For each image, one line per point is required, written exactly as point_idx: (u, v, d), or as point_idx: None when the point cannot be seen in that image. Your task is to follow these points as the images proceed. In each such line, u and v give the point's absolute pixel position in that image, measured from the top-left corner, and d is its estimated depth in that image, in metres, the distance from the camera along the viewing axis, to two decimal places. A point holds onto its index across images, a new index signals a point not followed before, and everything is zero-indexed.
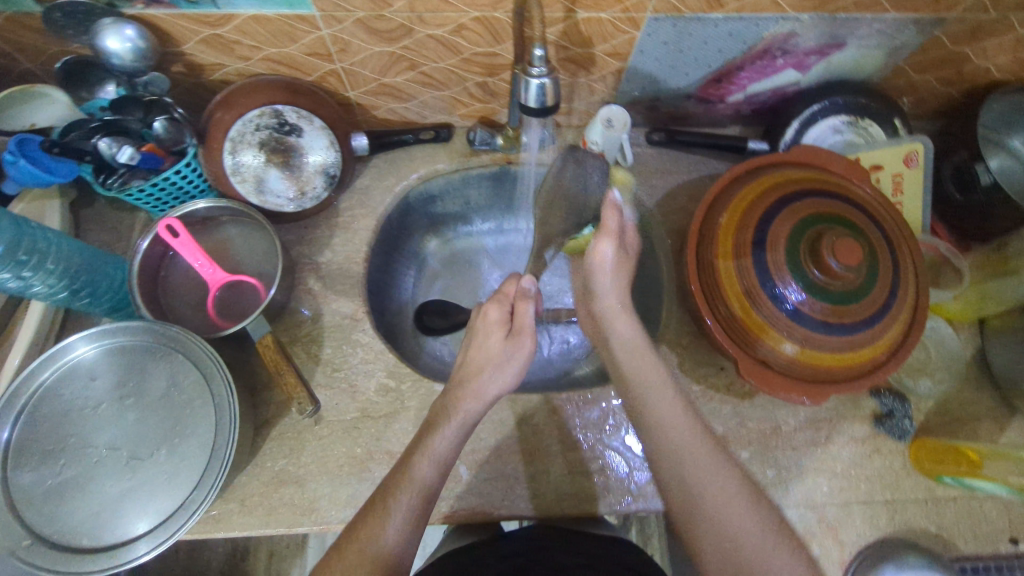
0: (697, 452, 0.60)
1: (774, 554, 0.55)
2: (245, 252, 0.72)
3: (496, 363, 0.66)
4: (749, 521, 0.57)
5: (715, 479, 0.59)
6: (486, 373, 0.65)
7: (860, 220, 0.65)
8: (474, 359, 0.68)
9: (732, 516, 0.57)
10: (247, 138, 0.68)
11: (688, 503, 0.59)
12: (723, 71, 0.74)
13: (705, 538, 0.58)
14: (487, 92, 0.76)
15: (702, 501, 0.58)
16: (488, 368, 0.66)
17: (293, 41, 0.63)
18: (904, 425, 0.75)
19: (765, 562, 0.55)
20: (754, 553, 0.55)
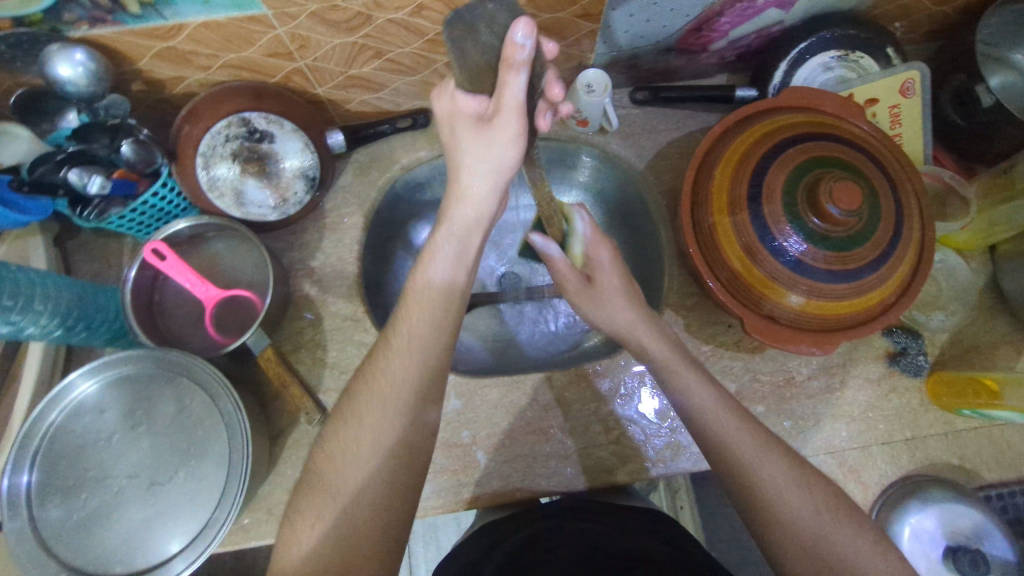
0: (746, 439, 0.57)
1: (839, 530, 0.52)
2: (235, 266, 0.71)
3: (476, 154, 0.54)
4: (806, 501, 0.54)
5: (770, 463, 0.55)
6: (473, 156, 0.54)
7: (858, 160, 0.62)
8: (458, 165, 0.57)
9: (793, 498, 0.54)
10: (219, 151, 0.66)
11: (747, 492, 0.55)
12: (702, 19, 0.70)
13: (770, 520, 0.53)
14: (459, 70, 0.73)
15: (757, 481, 0.55)
16: (469, 156, 0.55)
17: (250, 44, 0.60)
18: (920, 361, 0.73)
19: (830, 539, 0.52)
20: (820, 535, 0.52)
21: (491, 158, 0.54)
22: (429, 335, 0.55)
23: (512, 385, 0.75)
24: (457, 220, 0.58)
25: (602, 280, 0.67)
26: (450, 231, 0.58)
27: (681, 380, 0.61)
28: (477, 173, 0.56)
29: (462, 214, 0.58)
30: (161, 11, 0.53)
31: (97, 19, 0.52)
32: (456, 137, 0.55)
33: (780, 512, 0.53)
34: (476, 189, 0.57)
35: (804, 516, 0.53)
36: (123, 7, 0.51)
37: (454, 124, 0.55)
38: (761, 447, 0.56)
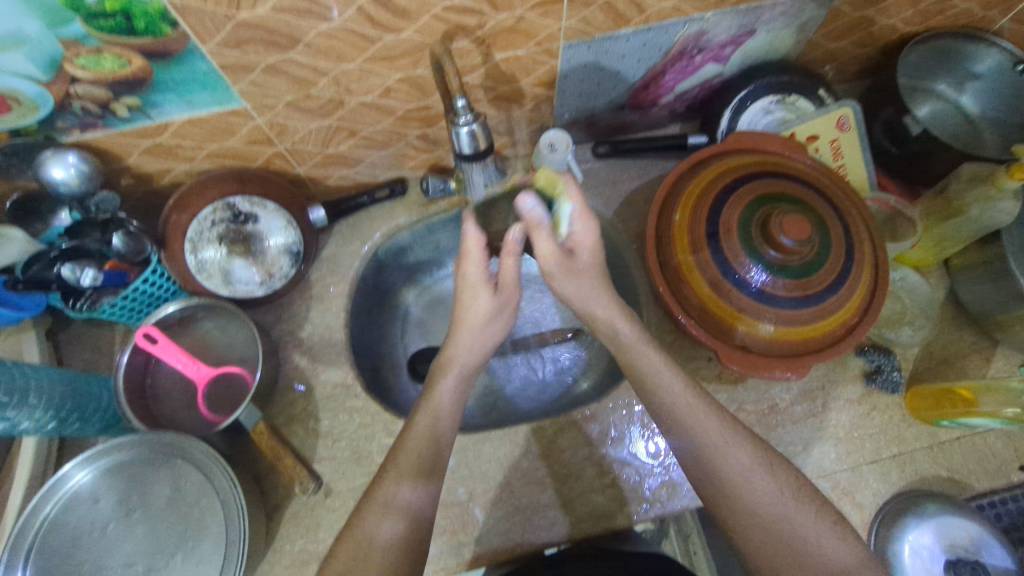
0: (715, 432, 0.60)
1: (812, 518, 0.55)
2: (225, 344, 0.72)
3: (483, 320, 0.67)
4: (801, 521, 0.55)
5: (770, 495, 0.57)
6: (479, 319, 0.67)
7: (804, 194, 0.67)
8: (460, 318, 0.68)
9: (757, 491, 0.57)
10: (206, 235, 0.69)
11: (724, 497, 0.58)
12: (648, 78, 0.76)
13: (738, 509, 0.57)
14: (430, 141, 0.78)
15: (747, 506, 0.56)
16: (477, 323, 0.67)
17: (231, 135, 0.64)
18: (895, 377, 0.76)
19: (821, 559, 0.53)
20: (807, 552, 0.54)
21: (490, 321, 0.68)
22: (443, 432, 0.61)
23: (504, 437, 0.75)
24: (464, 368, 0.65)
25: (583, 256, 0.67)
26: (454, 377, 0.65)
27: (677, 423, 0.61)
28: (478, 336, 0.67)
29: (462, 363, 0.66)
30: (148, 113, 0.57)
31: (87, 124, 0.56)
32: (474, 303, 0.67)
33: (746, 505, 0.56)
34: (478, 344, 0.67)
35: (764, 507, 0.56)
36: (113, 112, 0.56)
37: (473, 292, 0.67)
38: (727, 437, 0.59)
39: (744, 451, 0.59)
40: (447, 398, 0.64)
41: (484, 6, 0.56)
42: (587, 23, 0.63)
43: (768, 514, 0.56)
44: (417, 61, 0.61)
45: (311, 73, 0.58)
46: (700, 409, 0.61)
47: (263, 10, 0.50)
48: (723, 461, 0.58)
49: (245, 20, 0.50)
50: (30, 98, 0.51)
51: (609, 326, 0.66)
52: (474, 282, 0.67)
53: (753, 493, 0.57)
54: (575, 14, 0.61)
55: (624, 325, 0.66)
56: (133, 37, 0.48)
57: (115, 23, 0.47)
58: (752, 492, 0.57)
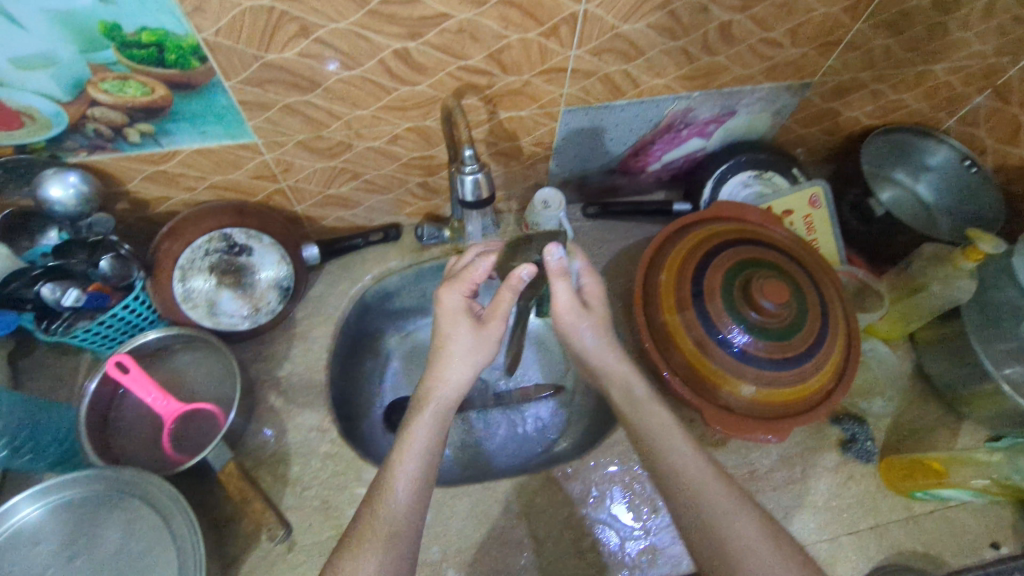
0: (717, 498, 0.59)
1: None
2: (200, 379, 0.69)
3: (468, 348, 0.65)
4: None
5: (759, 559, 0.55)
6: (461, 352, 0.65)
7: (784, 262, 0.71)
8: (440, 350, 0.66)
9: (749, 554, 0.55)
10: (197, 264, 0.68)
11: (723, 556, 0.56)
12: (638, 146, 0.81)
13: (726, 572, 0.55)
14: (429, 190, 0.80)
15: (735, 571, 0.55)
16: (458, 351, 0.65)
17: (236, 168, 0.65)
18: (868, 446, 0.78)
19: None
20: None
21: (476, 349, 0.65)
22: (423, 476, 0.58)
23: (482, 492, 0.73)
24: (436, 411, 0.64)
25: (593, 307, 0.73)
26: (432, 413, 0.63)
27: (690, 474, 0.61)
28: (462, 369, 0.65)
29: (442, 397, 0.64)
30: (160, 140, 0.58)
31: (96, 146, 0.57)
32: (453, 331, 0.66)
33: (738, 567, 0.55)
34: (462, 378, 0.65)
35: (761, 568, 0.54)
36: (124, 136, 0.56)
37: (452, 324, 0.66)
38: (733, 495, 0.59)
39: (735, 513, 0.58)
40: (423, 435, 0.61)
41: (495, 68, 0.60)
42: (587, 91, 0.68)
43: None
44: (427, 112, 0.64)
45: (325, 116, 0.61)
46: (704, 471, 0.61)
47: (290, 54, 0.52)
48: (713, 523, 0.57)
49: (271, 62, 0.53)
50: (44, 116, 0.52)
51: (621, 386, 0.70)
52: (452, 310, 0.66)
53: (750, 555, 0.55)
54: (577, 83, 0.66)
55: (634, 386, 0.70)
56: (162, 68, 0.50)
57: (147, 54, 0.49)
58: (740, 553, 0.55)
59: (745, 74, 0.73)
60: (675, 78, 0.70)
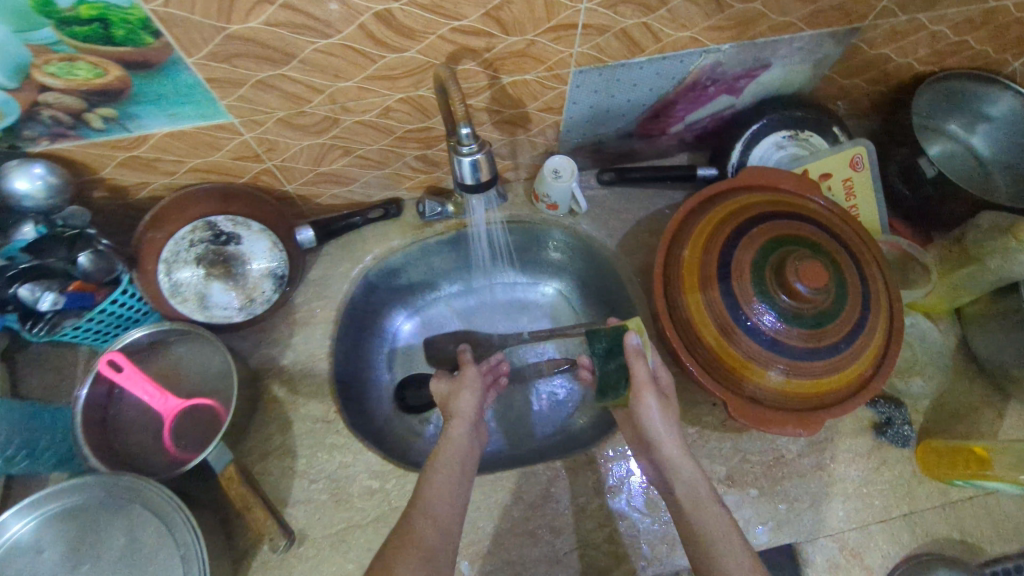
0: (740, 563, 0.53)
1: None
2: (197, 372, 0.66)
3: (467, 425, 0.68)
4: None
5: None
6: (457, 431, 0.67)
7: (822, 239, 0.64)
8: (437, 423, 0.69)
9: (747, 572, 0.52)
10: (182, 256, 0.63)
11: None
12: (659, 107, 0.73)
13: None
14: (429, 163, 0.74)
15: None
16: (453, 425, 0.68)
17: (216, 149, 0.60)
18: (906, 431, 0.73)
19: None
20: None
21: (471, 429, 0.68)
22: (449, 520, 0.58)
23: (494, 483, 0.70)
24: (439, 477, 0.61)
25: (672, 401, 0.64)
26: (445, 473, 0.62)
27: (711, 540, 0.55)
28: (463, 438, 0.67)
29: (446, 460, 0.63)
30: (126, 125, 0.53)
31: (57, 134, 0.51)
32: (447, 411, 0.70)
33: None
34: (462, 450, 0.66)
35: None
36: (86, 122, 0.51)
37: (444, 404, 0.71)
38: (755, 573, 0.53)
39: (748, 553, 0.54)
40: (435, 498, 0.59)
41: (493, 28, 0.52)
42: (601, 49, 0.60)
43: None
44: (420, 81, 0.57)
45: (305, 91, 0.54)
46: (738, 544, 0.55)
47: (256, 23, 0.46)
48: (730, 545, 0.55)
49: (237, 33, 0.46)
50: None
51: (689, 483, 0.60)
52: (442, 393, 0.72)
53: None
54: (589, 40, 0.58)
55: (705, 483, 0.60)
56: (111, 46, 0.44)
57: (91, 30, 0.43)
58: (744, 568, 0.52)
59: (784, 21, 0.64)
60: (703, 30, 0.61)
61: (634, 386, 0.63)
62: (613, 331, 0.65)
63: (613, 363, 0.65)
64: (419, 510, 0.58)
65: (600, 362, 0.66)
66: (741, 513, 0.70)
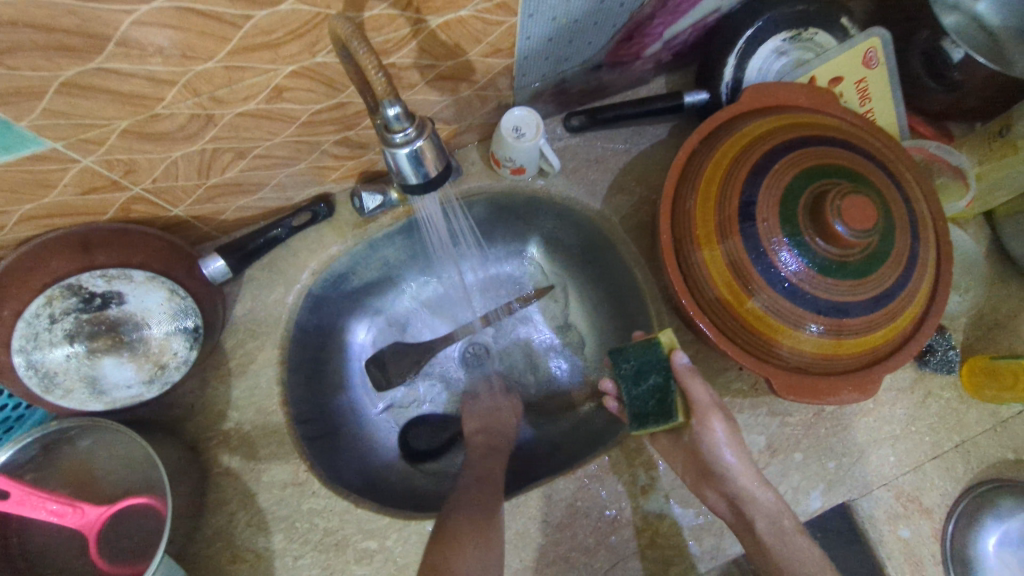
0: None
1: None
2: (114, 468, 0.52)
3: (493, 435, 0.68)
4: None
5: None
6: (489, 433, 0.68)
7: (859, 161, 0.52)
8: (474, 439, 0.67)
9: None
10: (47, 335, 0.47)
11: None
12: (632, 26, 0.58)
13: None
14: (354, 146, 0.57)
15: None
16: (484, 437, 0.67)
17: (51, 187, 0.43)
18: (951, 356, 0.65)
19: None
20: None
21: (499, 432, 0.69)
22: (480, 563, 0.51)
23: (510, 512, 0.59)
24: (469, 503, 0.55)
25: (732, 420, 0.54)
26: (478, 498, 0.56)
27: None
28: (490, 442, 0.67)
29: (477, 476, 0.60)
30: None
31: None
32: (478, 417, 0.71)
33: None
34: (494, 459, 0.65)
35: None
36: None
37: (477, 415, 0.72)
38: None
39: None
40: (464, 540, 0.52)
41: None
42: None
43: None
44: (313, 43, 0.40)
45: (147, 85, 0.37)
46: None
47: None
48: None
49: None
50: None
51: (769, 518, 0.51)
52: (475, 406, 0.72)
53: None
54: None
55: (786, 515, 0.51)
56: None
57: None
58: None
59: None
60: None
61: (696, 411, 0.51)
62: (645, 349, 0.53)
63: (645, 386, 0.52)
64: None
65: (628, 388, 0.53)
66: (789, 481, 0.62)
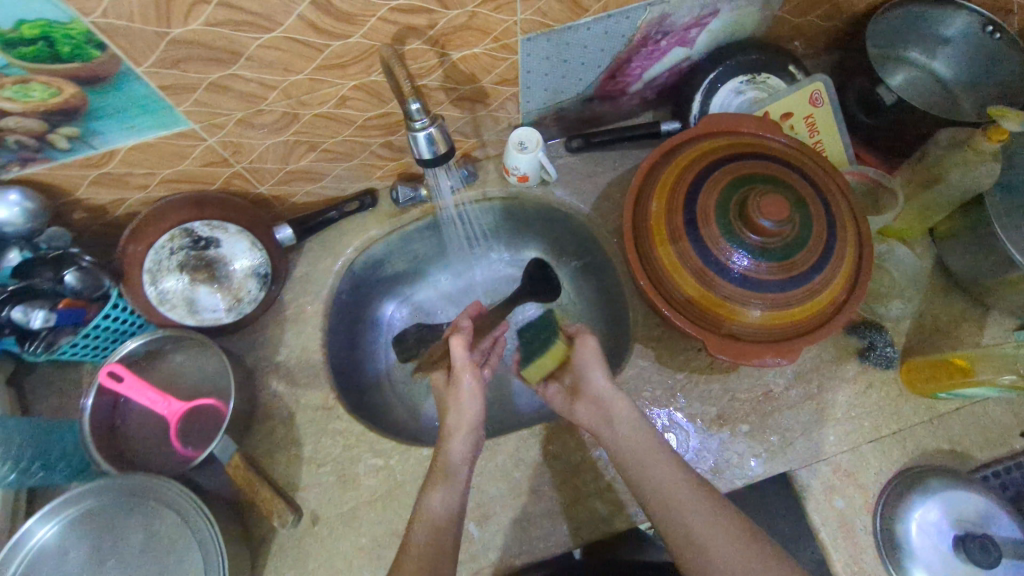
0: (684, 490, 0.58)
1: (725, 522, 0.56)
2: (197, 377, 0.69)
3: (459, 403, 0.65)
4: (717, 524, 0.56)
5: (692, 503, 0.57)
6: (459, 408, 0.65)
7: (782, 173, 0.65)
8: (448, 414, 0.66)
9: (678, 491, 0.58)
10: (165, 264, 0.66)
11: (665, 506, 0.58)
12: (614, 67, 0.74)
13: (657, 506, 0.58)
14: (395, 149, 0.75)
15: (675, 502, 0.58)
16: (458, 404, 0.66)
17: (184, 158, 0.61)
18: (888, 352, 0.76)
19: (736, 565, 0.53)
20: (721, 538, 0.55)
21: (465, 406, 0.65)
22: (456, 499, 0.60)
23: (494, 448, 0.72)
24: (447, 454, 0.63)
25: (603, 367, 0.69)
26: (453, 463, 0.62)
27: (650, 466, 0.60)
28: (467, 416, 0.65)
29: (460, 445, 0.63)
30: (90, 142, 0.54)
31: (27, 158, 0.53)
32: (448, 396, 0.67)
33: (666, 503, 0.58)
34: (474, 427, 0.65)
35: (703, 526, 0.55)
36: (51, 143, 0.53)
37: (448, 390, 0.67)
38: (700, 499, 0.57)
39: (693, 483, 0.59)
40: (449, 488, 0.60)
41: (432, 4, 0.53)
42: (544, 14, 0.60)
43: (698, 531, 0.55)
44: (370, 66, 0.58)
45: (259, 88, 0.56)
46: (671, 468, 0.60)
47: (197, 24, 0.47)
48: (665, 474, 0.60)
49: (180, 37, 0.47)
50: None
51: (624, 424, 0.64)
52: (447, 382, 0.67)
53: (676, 491, 0.58)
54: (530, 6, 0.58)
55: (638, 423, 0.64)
56: (58, 62, 0.46)
57: (36, 50, 0.44)
58: (667, 476, 0.59)
59: None
60: None
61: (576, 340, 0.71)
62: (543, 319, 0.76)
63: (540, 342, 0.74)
64: (428, 505, 0.59)
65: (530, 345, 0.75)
66: (734, 448, 0.72)
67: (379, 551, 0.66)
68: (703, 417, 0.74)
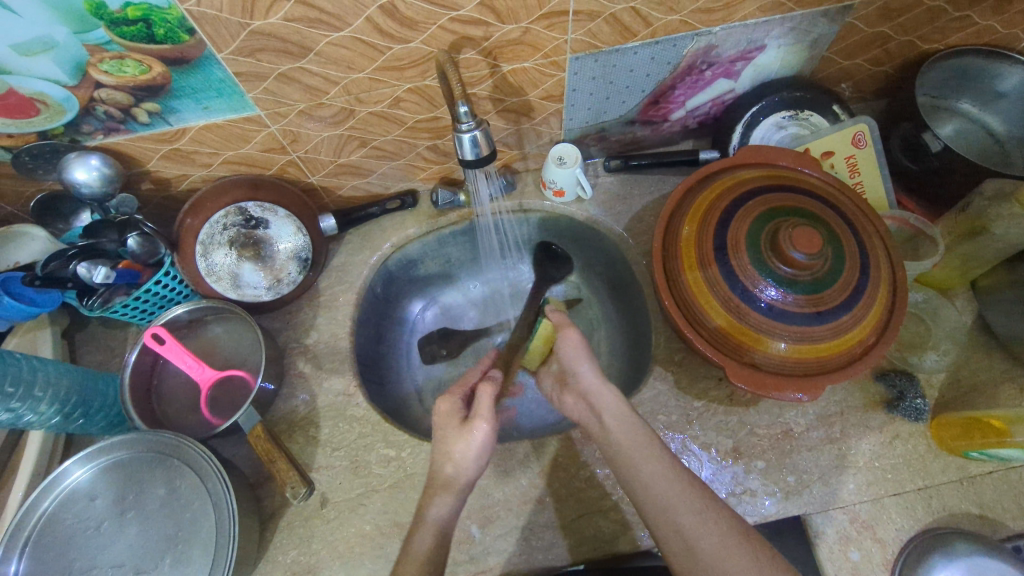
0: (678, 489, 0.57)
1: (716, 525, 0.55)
2: (232, 349, 0.73)
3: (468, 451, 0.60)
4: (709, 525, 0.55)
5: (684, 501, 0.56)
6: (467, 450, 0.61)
7: (817, 208, 0.66)
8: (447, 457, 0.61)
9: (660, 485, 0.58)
10: (217, 238, 0.70)
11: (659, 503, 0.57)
12: (657, 93, 0.76)
13: (643, 498, 0.58)
14: (440, 153, 0.78)
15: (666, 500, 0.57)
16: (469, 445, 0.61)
17: (247, 142, 0.66)
18: (918, 404, 0.73)
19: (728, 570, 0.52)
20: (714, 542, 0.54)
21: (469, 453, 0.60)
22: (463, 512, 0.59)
23: (504, 453, 0.73)
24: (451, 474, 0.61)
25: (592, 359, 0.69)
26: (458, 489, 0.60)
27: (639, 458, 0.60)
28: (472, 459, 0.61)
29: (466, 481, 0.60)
30: (167, 118, 0.59)
31: (111, 128, 0.59)
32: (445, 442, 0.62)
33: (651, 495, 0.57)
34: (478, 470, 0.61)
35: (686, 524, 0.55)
36: (134, 117, 0.58)
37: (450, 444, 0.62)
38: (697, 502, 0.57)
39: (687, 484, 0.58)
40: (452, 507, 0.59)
41: (488, 17, 0.57)
42: (593, 35, 0.63)
43: (686, 524, 0.55)
44: (425, 71, 0.62)
45: (323, 82, 0.60)
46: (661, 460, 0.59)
47: (276, 18, 0.52)
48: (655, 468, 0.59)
49: (259, 29, 0.52)
50: (56, 101, 0.55)
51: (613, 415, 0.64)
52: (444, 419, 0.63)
53: (663, 484, 0.58)
54: (581, 27, 0.62)
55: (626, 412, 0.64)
56: (154, 44, 0.51)
57: (136, 30, 0.49)
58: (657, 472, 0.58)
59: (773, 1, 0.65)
60: (691, 12, 0.64)
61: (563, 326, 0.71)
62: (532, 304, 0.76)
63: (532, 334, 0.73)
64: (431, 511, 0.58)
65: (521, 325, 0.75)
66: (747, 483, 0.70)
67: (379, 541, 0.66)
68: (718, 449, 0.72)
